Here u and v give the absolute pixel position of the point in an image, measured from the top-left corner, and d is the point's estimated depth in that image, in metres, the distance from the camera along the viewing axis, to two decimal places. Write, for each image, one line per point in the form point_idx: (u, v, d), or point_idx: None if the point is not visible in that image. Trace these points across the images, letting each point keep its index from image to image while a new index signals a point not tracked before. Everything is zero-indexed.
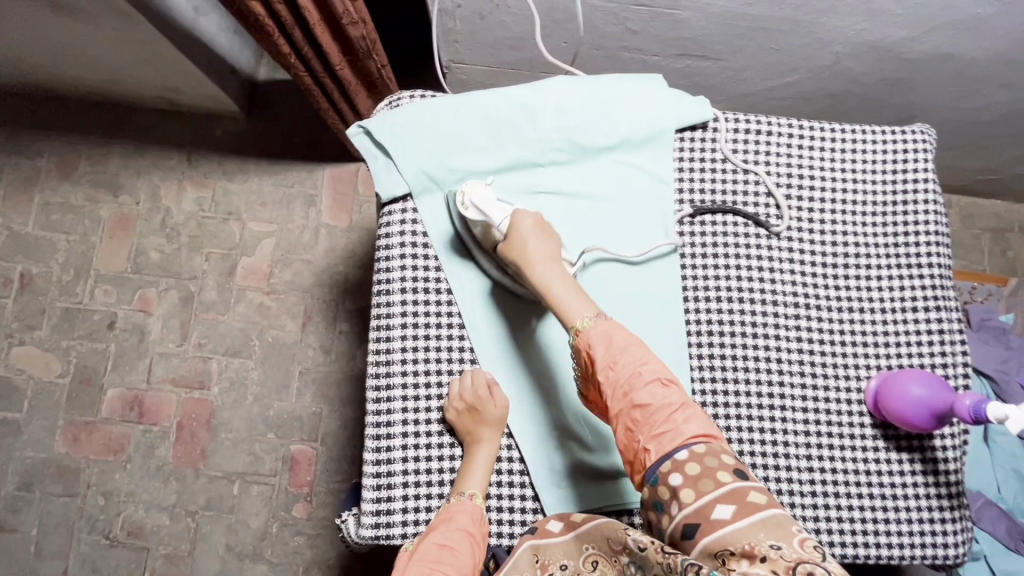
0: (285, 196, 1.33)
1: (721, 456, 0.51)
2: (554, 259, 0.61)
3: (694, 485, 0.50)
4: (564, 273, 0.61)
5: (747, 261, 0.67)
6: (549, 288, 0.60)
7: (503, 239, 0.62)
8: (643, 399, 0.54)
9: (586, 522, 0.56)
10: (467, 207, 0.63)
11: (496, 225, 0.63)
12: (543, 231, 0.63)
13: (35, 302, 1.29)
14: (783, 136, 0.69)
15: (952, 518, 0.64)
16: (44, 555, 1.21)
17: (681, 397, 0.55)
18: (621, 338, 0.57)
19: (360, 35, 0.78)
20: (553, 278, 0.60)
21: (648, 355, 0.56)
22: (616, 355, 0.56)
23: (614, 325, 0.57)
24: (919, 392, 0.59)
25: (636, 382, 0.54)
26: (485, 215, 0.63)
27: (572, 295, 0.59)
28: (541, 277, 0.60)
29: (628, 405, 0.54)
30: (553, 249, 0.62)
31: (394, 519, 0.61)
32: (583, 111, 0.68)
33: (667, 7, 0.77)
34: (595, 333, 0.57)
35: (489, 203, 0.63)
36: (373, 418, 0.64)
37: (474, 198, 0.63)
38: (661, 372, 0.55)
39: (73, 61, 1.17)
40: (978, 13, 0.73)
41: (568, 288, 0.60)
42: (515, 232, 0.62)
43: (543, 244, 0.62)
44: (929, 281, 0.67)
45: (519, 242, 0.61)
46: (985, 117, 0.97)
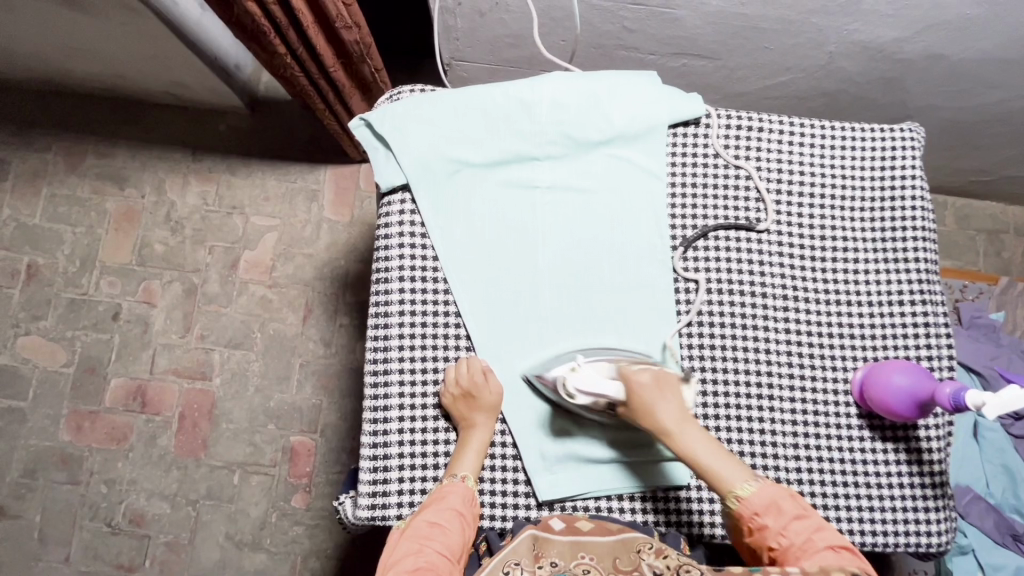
0: (288, 191, 1.35)
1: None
2: (688, 419, 0.59)
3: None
4: (703, 433, 0.59)
5: (739, 256, 0.69)
6: (697, 458, 0.58)
7: (624, 404, 0.60)
8: (813, 564, 0.51)
9: (592, 533, 0.58)
10: (578, 396, 0.60)
11: (612, 397, 0.60)
12: (664, 389, 0.60)
13: (41, 292, 1.31)
14: (774, 133, 0.71)
15: (936, 507, 0.65)
16: (47, 542, 1.23)
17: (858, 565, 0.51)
18: (790, 505, 0.55)
19: (354, 37, 0.80)
20: (695, 441, 0.58)
21: (823, 524, 0.54)
22: (786, 519, 0.54)
23: (780, 489, 0.56)
24: (901, 381, 0.61)
25: (808, 550, 0.52)
26: (598, 396, 0.60)
27: (721, 459, 0.57)
28: (684, 446, 0.58)
29: (797, 570, 0.52)
30: (682, 410, 0.60)
31: (390, 501, 0.63)
32: (578, 107, 0.69)
33: (663, 7, 0.79)
34: (761, 501, 0.55)
35: (598, 382, 0.60)
36: (371, 402, 0.65)
37: (577, 384, 0.60)
38: (834, 538, 0.53)
39: (82, 55, 1.19)
40: (966, 14, 0.75)
41: (715, 454, 0.58)
42: (639, 401, 0.59)
43: (669, 404, 0.59)
44: (917, 275, 0.68)
45: (647, 407, 0.59)
46: (977, 117, 0.99)
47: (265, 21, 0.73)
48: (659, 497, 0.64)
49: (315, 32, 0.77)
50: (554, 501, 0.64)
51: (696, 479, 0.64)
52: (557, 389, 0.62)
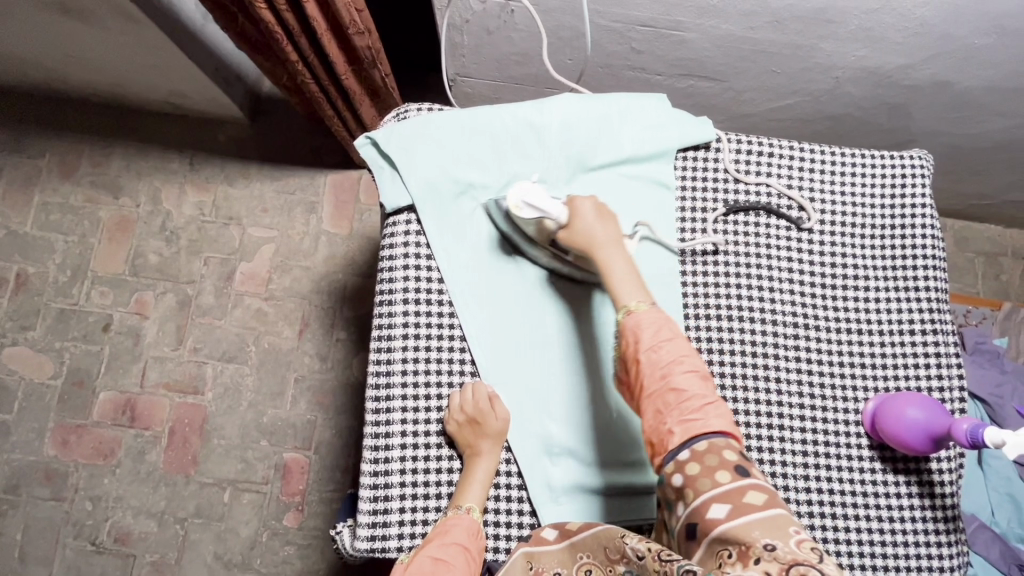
0: (286, 202, 1.33)
1: (742, 454, 0.52)
2: (618, 243, 0.62)
3: (701, 463, 0.51)
4: (628, 260, 0.61)
5: (749, 281, 0.68)
6: (609, 270, 0.60)
7: (563, 228, 0.63)
8: (680, 384, 0.54)
9: (582, 531, 0.57)
10: (522, 209, 0.62)
11: (553, 219, 0.63)
12: (603, 217, 0.63)
13: (30, 302, 1.28)
14: (785, 158, 0.70)
15: (947, 541, 0.64)
16: (28, 561, 1.18)
17: (713, 392, 0.55)
18: (669, 328, 0.57)
19: (365, 45, 0.79)
20: (614, 261, 0.61)
21: (690, 347, 0.57)
22: (662, 338, 0.56)
23: (665, 316, 0.58)
24: (916, 415, 0.60)
25: (676, 369, 0.54)
26: (542, 213, 0.62)
27: (630, 280, 0.60)
28: (605, 260, 0.61)
29: (663, 387, 0.54)
30: (617, 236, 0.62)
31: (390, 532, 0.61)
32: (588, 128, 0.68)
33: (672, 29, 0.79)
34: (646, 319, 0.57)
35: (544, 200, 0.62)
36: (372, 428, 0.64)
37: (524, 199, 0.62)
38: (699, 365, 0.56)
39: (79, 62, 1.18)
40: (973, 43, 0.75)
41: (628, 273, 0.60)
42: (576, 219, 0.63)
43: (607, 229, 0.62)
44: (927, 304, 0.68)
45: (583, 228, 0.62)
46: (980, 143, 0.99)
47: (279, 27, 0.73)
48: None
49: (328, 39, 0.76)
50: None
51: None
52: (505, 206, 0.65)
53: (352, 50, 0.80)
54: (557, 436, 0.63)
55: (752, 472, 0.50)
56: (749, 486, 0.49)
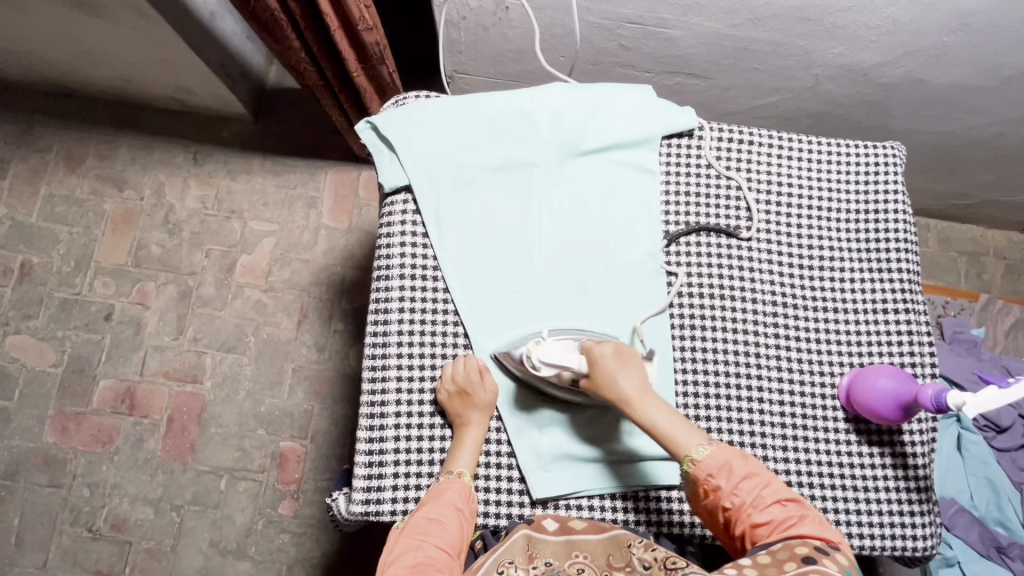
0: (288, 197, 1.36)
1: (816, 548, 0.51)
2: (648, 390, 0.62)
3: (773, 556, 0.50)
4: (665, 404, 0.62)
5: (730, 262, 0.71)
6: (656, 423, 0.60)
7: (587, 376, 0.62)
8: (763, 516, 0.55)
9: (585, 532, 0.59)
10: (542, 368, 0.63)
11: (574, 368, 0.62)
12: (625, 359, 0.63)
13: (34, 291, 1.30)
14: (764, 147, 0.74)
15: (920, 511, 0.66)
16: (24, 547, 1.19)
17: (800, 513, 0.55)
18: (741, 463, 0.58)
19: (373, 41, 0.83)
20: (656, 410, 0.61)
21: (769, 476, 0.58)
22: (739, 476, 0.57)
23: (734, 450, 0.59)
24: (885, 384, 0.63)
25: (757, 503, 0.55)
26: (561, 366, 0.62)
27: (679, 426, 0.60)
28: (645, 414, 0.61)
29: (747, 524, 0.55)
30: (642, 379, 0.62)
31: (384, 496, 0.63)
32: (577, 115, 0.72)
33: (658, 26, 0.83)
34: (713, 463, 0.58)
35: (562, 355, 0.62)
36: (369, 397, 0.66)
37: (540, 356, 0.63)
38: (780, 492, 0.57)
39: (90, 58, 1.22)
40: (944, 41, 0.80)
41: (674, 420, 0.61)
42: (599, 371, 0.61)
43: (633, 376, 0.62)
44: (899, 286, 0.71)
45: (609, 382, 0.61)
46: (956, 142, 1.03)
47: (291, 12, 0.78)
48: (652, 497, 0.65)
49: (338, 35, 0.80)
50: (548, 499, 0.64)
51: None
52: (522, 360, 0.64)
53: (361, 48, 0.84)
54: (545, 407, 0.66)
55: (824, 562, 0.50)
56: (813, 571, 0.48)
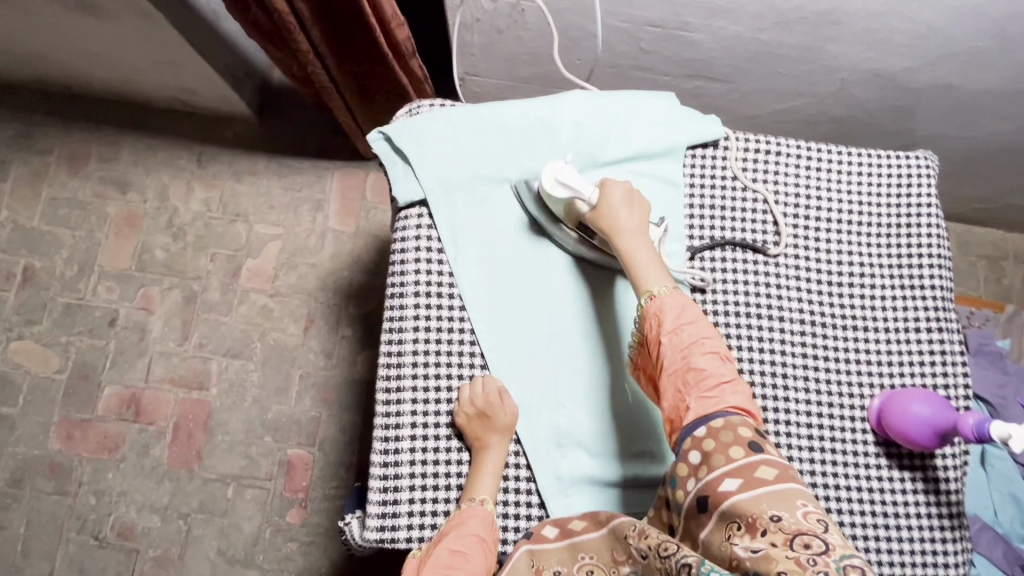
0: (293, 200, 1.34)
1: (757, 431, 0.52)
2: (643, 233, 0.62)
3: (717, 439, 0.51)
4: (651, 248, 0.62)
5: (756, 279, 0.68)
6: (630, 254, 0.61)
7: (591, 208, 0.64)
8: (697, 368, 0.55)
9: (586, 532, 0.56)
10: (553, 186, 0.64)
11: (583, 199, 0.64)
12: (634, 202, 0.63)
13: (36, 296, 1.28)
14: (792, 157, 0.71)
15: (952, 537, 0.64)
16: (31, 555, 1.18)
17: (733, 375, 0.56)
18: (691, 312, 0.58)
19: (405, 37, 0.82)
20: (639, 247, 0.61)
21: (711, 331, 0.57)
22: (683, 320, 0.57)
23: (689, 299, 0.58)
24: (922, 410, 0.61)
25: (697, 352, 0.55)
26: (574, 192, 0.64)
27: (651, 265, 0.60)
28: (626, 244, 0.61)
29: (682, 367, 0.55)
30: (642, 223, 0.63)
31: (399, 522, 0.61)
32: (599, 125, 0.69)
33: (680, 30, 0.80)
34: (670, 303, 0.58)
35: (577, 181, 0.64)
36: (382, 420, 0.64)
37: (556, 176, 0.64)
38: (719, 348, 0.56)
39: (91, 59, 1.19)
40: (979, 46, 0.76)
41: (651, 259, 0.61)
42: (604, 201, 0.63)
43: (634, 214, 0.63)
44: (932, 303, 0.69)
45: (606, 213, 0.62)
46: (983, 147, 1.00)
47: (307, 18, 0.76)
48: None
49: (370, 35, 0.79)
50: None
51: None
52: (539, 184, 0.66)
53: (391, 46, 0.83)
54: (565, 427, 0.64)
55: (766, 448, 0.51)
56: (760, 460, 0.50)
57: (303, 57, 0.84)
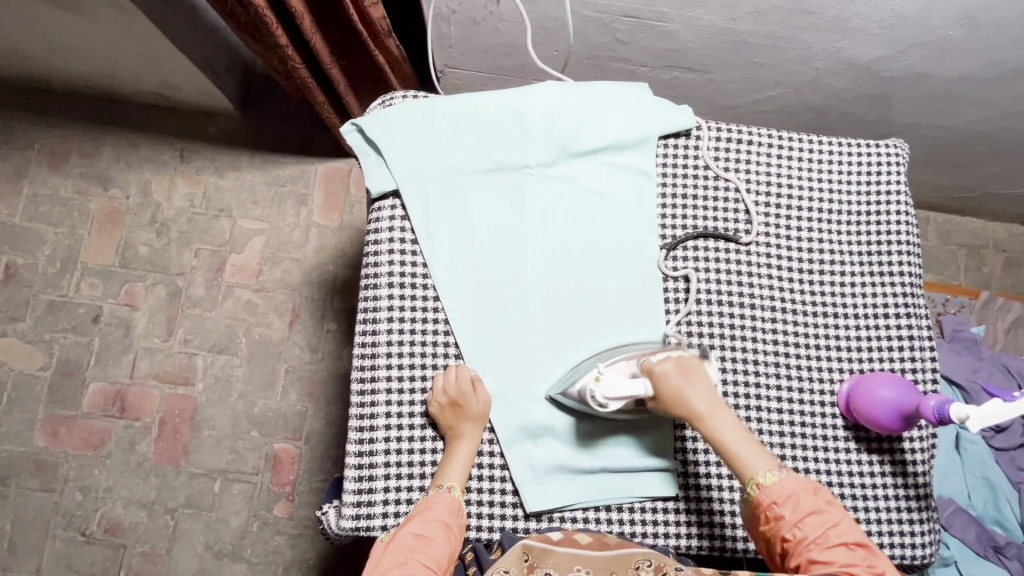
0: (278, 194, 1.33)
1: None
2: (721, 406, 0.60)
3: None
4: (736, 419, 0.59)
5: (728, 267, 0.69)
6: (724, 444, 0.58)
7: (654, 399, 0.60)
8: (824, 556, 0.51)
9: (588, 546, 0.56)
10: (608, 404, 0.60)
11: (638, 396, 0.60)
12: (688, 373, 0.60)
13: (19, 293, 1.28)
14: (764, 147, 0.72)
15: (919, 519, 0.65)
16: (18, 551, 1.19)
17: (867, 560, 0.51)
18: (813, 498, 0.54)
19: (379, 15, 0.82)
20: (725, 426, 0.59)
21: (839, 516, 0.54)
22: (802, 507, 0.54)
23: (803, 483, 0.55)
24: (887, 394, 0.62)
25: (822, 542, 0.52)
26: (626, 398, 0.60)
27: (750, 447, 0.58)
28: (714, 430, 0.58)
29: (806, 560, 0.52)
30: (712, 397, 0.60)
31: (375, 511, 0.62)
32: (571, 115, 0.70)
33: (655, 20, 0.80)
34: (782, 491, 0.55)
35: (626, 386, 0.60)
36: (358, 410, 0.65)
37: (604, 394, 0.60)
38: (850, 535, 0.52)
39: (69, 54, 1.18)
40: (949, 35, 0.77)
41: (743, 440, 0.58)
42: (666, 394, 0.59)
43: (701, 391, 0.59)
44: (901, 289, 0.70)
45: (678, 400, 0.59)
46: (959, 136, 1.01)
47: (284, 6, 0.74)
48: (647, 508, 0.64)
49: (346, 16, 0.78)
50: (542, 512, 0.63)
51: (683, 490, 0.65)
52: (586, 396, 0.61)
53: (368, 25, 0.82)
54: (537, 418, 0.64)
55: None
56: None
57: (283, 51, 0.82)
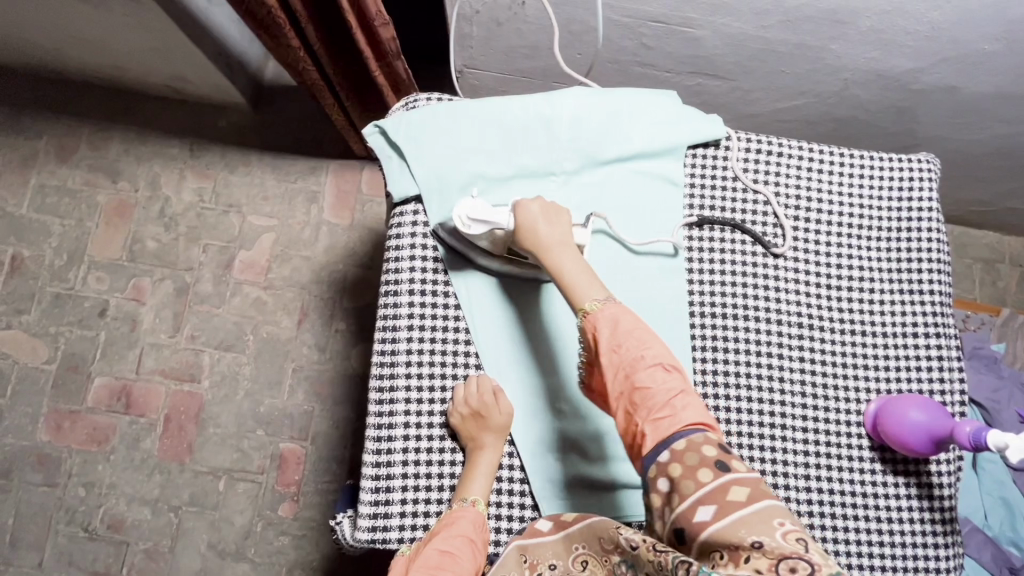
0: (288, 191, 1.32)
1: (721, 447, 0.49)
2: (566, 241, 0.60)
3: (683, 462, 0.49)
4: (574, 254, 0.59)
5: (754, 281, 0.68)
6: (559, 272, 0.58)
7: (512, 233, 0.62)
8: (644, 385, 0.52)
9: (576, 522, 0.56)
10: (471, 226, 0.62)
11: (501, 227, 0.62)
12: (550, 214, 0.61)
13: (25, 285, 1.27)
14: (793, 158, 0.71)
15: (945, 543, 0.64)
16: (19, 546, 1.18)
17: (683, 384, 0.53)
18: (629, 324, 0.55)
19: (390, 36, 0.80)
20: (568, 262, 0.59)
21: (655, 341, 0.54)
22: (621, 336, 0.54)
23: (621, 311, 0.55)
24: (918, 417, 0.61)
25: (641, 372, 0.52)
26: (489, 224, 0.62)
27: (582, 276, 0.58)
28: (553, 262, 0.59)
29: (630, 391, 0.53)
30: (564, 234, 0.60)
31: (391, 523, 0.61)
32: (599, 122, 0.68)
33: (684, 26, 0.79)
34: (603, 318, 0.55)
35: (488, 212, 0.62)
36: (375, 419, 0.63)
37: (468, 214, 0.62)
38: (664, 359, 0.53)
39: (81, 43, 1.16)
40: (984, 49, 0.75)
41: (579, 271, 0.58)
42: (521, 220, 0.60)
43: (552, 227, 0.60)
44: (931, 308, 0.69)
45: (530, 228, 0.60)
46: (985, 149, 0.99)
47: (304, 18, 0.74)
48: None
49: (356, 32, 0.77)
50: None
51: None
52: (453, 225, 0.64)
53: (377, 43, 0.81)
54: (558, 430, 0.63)
55: (732, 465, 0.48)
56: (731, 481, 0.47)
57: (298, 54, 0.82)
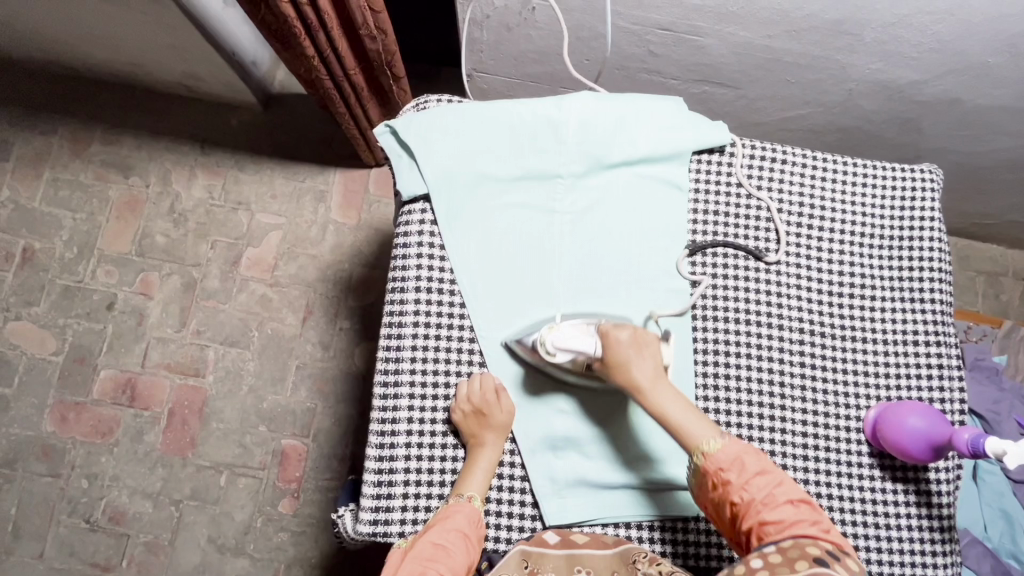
0: (296, 190, 1.33)
1: (829, 552, 0.49)
2: (663, 379, 0.60)
3: (784, 555, 0.48)
4: (678, 395, 0.59)
5: (757, 287, 0.69)
6: (665, 409, 0.58)
7: (600, 359, 0.61)
8: (773, 515, 0.52)
9: (588, 546, 0.59)
10: (555, 353, 0.61)
11: (586, 353, 0.61)
12: (640, 345, 0.60)
13: (36, 277, 1.28)
14: (798, 166, 0.71)
15: (942, 550, 0.65)
16: (21, 535, 1.18)
17: (810, 515, 0.53)
18: (757, 461, 0.55)
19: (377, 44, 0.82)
20: (668, 400, 0.58)
21: (780, 475, 0.55)
22: (748, 468, 0.55)
23: (746, 446, 0.56)
24: (918, 423, 0.61)
25: (768, 502, 0.53)
26: (574, 351, 0.61)
27: (692, 418, 0.57)
28: (656, 402, 0.59)
29: (756, 520, 0.53)
30: (656, 367, 0.60)
31: (392, 516, 0.62)
32: (606, 126, 0.69)
33: (691, 34, 0.80)
34: (726, 457, 0.55)
35: (577, 339, 0.61)
36: (379, 413, 0.64)
37: (555, 342, 0.61)
38: (793, 493, 0.54)
39: (97, 40, 1.18)
40: (989, 62, 0.76)
41: (684, 411, 0.58)
42: (612, 352, 0.60)
43: (646, 363, 0.60)
44: (932, 317, 0.69)
45: (624, 362, 0.60)
46: (988, 162, 1.00)
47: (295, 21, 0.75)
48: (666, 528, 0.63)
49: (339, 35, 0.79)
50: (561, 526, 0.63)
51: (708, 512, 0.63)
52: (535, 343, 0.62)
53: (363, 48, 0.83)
54: (560, 429, 0.64)
55: (835, 566, 0.48)
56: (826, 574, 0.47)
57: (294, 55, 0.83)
